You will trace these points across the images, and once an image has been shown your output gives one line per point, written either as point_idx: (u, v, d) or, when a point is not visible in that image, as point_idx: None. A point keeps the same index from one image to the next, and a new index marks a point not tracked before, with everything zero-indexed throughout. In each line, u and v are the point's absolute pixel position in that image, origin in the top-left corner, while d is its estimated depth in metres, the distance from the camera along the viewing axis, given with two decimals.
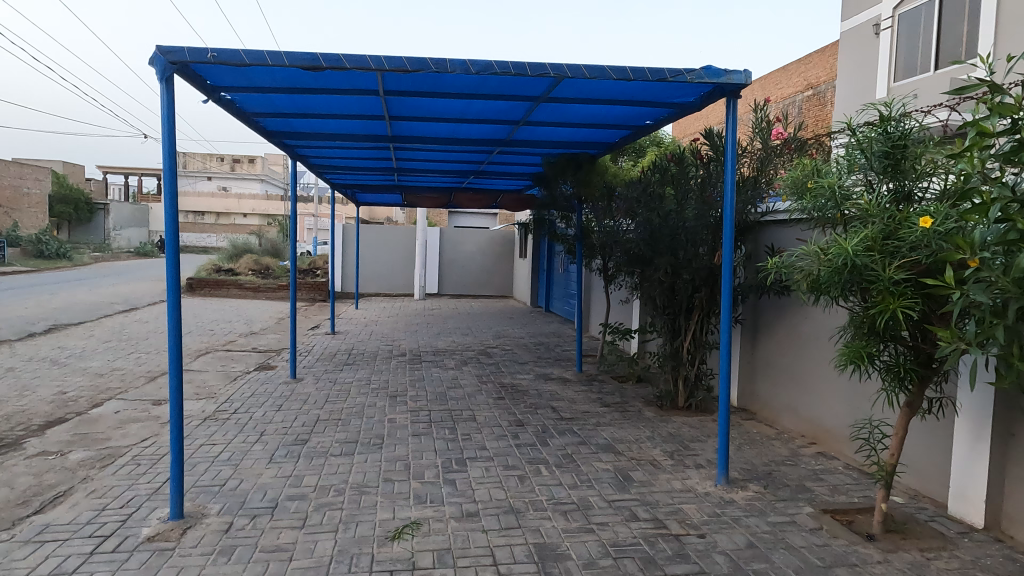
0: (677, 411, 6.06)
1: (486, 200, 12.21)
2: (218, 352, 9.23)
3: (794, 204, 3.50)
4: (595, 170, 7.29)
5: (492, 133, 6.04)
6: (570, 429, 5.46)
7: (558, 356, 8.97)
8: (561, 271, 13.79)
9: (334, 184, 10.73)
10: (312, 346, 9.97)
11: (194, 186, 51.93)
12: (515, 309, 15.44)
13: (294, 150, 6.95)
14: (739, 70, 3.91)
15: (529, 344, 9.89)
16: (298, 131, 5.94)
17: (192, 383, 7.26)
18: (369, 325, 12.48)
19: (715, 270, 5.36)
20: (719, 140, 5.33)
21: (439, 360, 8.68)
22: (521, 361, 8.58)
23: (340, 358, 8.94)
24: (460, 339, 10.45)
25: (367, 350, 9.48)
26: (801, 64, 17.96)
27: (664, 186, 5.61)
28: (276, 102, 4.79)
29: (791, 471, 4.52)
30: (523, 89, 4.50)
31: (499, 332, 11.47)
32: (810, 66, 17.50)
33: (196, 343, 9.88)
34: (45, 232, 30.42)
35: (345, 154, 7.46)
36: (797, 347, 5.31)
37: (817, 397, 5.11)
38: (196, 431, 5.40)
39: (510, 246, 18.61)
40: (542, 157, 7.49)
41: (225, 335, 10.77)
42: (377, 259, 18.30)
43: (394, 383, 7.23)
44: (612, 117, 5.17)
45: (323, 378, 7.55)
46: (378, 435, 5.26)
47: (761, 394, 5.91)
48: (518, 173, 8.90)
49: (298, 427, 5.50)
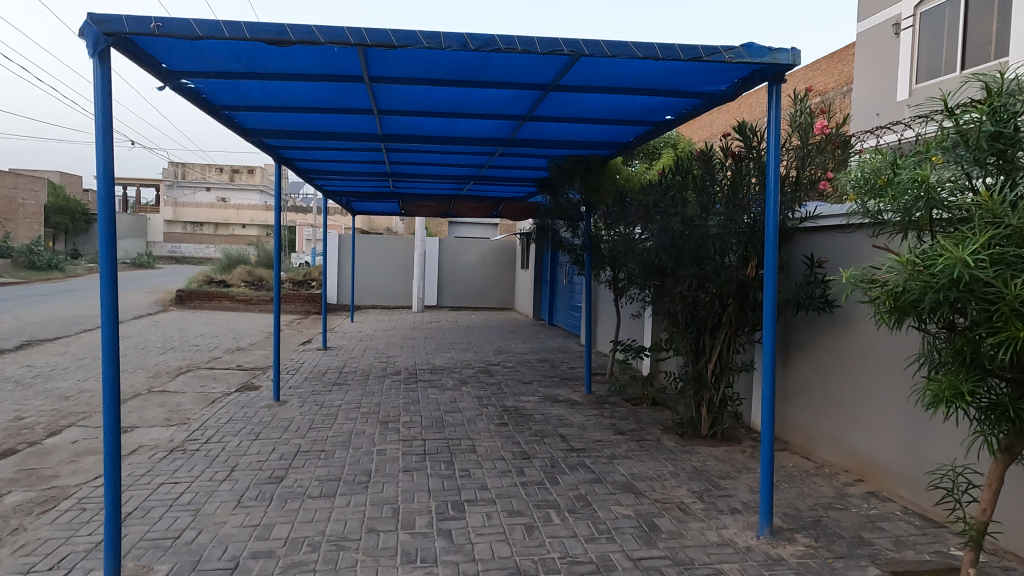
0: (700, 440, 5.43)
1: (487, 208, 11.63)
2: (199, 370, 8.59)
3: (863, 205, 2.86)
4: (605, 172, 6.69)
5: (493, 130, 5.47)
6: (582, 463, 4.82)
7: (564, 374, 8.34)
8: (566, 282, 13.20)
9: (326, 191, 10.13)
10: (301, 363, 9.33)
11: (193, 197, 51.49)
12: (517, 323, 14.81)
13: (278, 152, 6.38)
14: (785, 48, 3.31)
15: (532, 362, 9.28)
16: (279, 128, 5.37)
17: (165, 407, 6.63)
18: (364, 340, 11.84)
19: (746, 283, 4.73)
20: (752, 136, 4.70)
21: (436, 379, 8.05)
22: (525, 380, 7.96)
23: (329, 377, 8.32)
24: (459, 356, 9.83)
25: (359, 368, 8.85)
26: (810, 70, 17.47)
27: (687, 190, 4.99)
28: (247, 91, 4.20)
29: (842, 518, 3.88)
30: (530, 74, 3.91)
31: (501, 347, 10.84)
32: (819, 73, 17.00)
33: (177, 361, 9.25)
34: (37, 242, 29.86)
35: (333, 156, 6.87)
36: (841, 370, 4.67)
37: (866, 428, 4.47)
38: (158, 466, 4.77)
39: (511, 257, 18.03)
40: (548, 159, 6.89)
41: (210, 351, 10.14)
42: (373, 271, 17.69)
43: (386, 406, 6.61)
44: (629, 110, 4.61)
45: (309, 401, 6.91)
46: (365, 471, 4.62)
47: (794, 422, 5.27)
48: (521, 178, 8.32)
49: (274, 461, 4.86)
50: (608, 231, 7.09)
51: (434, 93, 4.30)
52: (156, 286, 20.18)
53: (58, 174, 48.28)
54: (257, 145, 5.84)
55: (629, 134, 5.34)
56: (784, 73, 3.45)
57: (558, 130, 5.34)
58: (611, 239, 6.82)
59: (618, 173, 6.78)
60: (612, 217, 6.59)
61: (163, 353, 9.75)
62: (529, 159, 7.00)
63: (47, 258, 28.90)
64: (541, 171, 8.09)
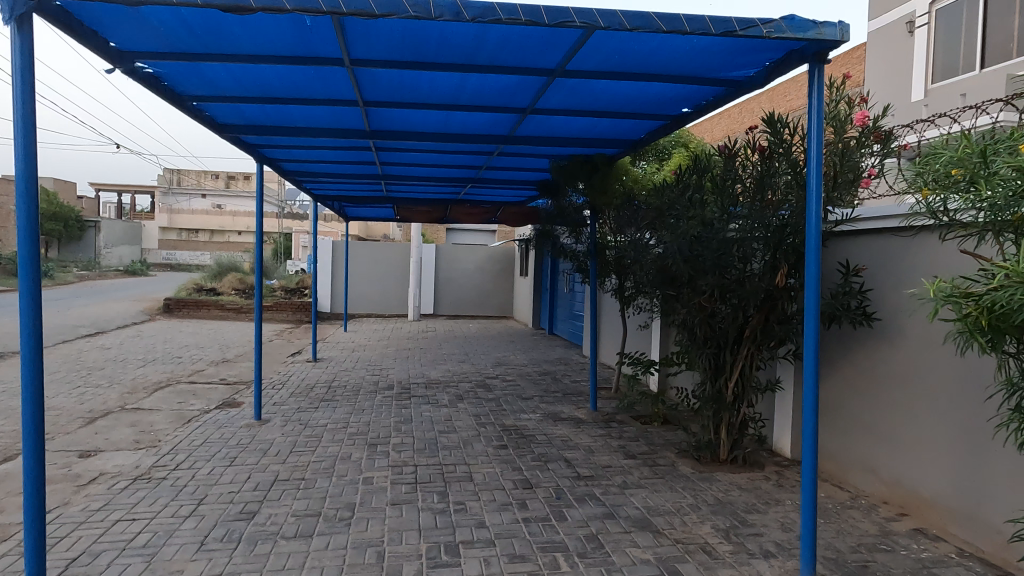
0: (719, 466, 4.94)
1: (484, 212, 11.16)
2: (179, 385, 8.07)
3: (948, 199, 2.36)
4: (611, 173, 6.19)
5: (491, 125, 5.00)
6: (591, 494, 4.33)
7: (567, 389, 7.85)
8: (567, 290, 12.73)
9: (315, 195, 9.65)
10: (288, 376, 8.83)
11: (188, 203, 51.01)
12: (516, 332, 14.30)
13: (258, 152, 5.91)
14: (833, 22, 2.85)
15: (533, 375, 8.79)
16: (255, 124, 4.90)
17: (136, 426, 6.12)
18: (356, 351, 11.33)
19: (773, 293, 4.24)
20: (784, 129, 4.19)
21: (430, 394, 7.55)
22: (525, 396, 7.47)
23: (317, 392, 7.82)
24: (455, 368, 9.33)
25: (350, 382, 8.35)
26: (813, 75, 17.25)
27: (707, 191, 4.51)
28: (213, 77, 3.74)
29: (893, 563, 3.40)
30: (533, 55, 3.44)
31: (499, 358, 10.35)
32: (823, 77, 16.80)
33: (157, 374, 8.73)
34: (26, 249, 29.27)
35: (319, 156, 6.40)
36: (881, 391, 4.20)
37: (909, 457, 4.00)
38: (117, 498, 4.26)
39: (510, 264, 17.57)
40: (551, 159, 6.43)
41: (193, 364, 9.62)
42: (368, 278, 17.19)
43: (376, 426, 6.11)
44: (642, 101, 4.16)
45: (293, 419, 6.40)
46: (348, 505, 4.12)
47: (823, 447, 4.78)
48: (521, 181, 7.86)
49: (248, 492, 4.36)
50: (615, 236, 6.60)
51: (425, 79, 3.84)
52: (145, 295, 19.64)
53: (51, 180, 47.68)
54: (234, 144, 5.38)
55: (641, 130, 4.89)
56: (827, 51, 3.00)
57: (563, 126, 4.89)
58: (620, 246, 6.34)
59: (625, 173, 6.27)
60: (620, 221, 6.11)
61: (143, 366, 9.22)
62: (530, 160, 6.55)
63: (35, 266, 28.31)
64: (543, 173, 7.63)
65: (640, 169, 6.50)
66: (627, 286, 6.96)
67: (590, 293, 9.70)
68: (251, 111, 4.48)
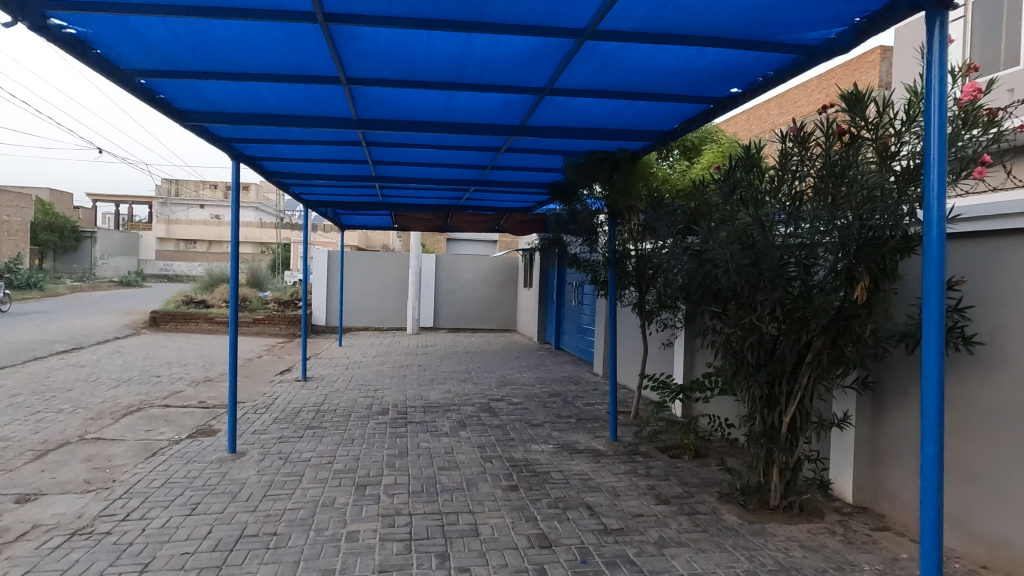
0: (770, 515, 4.15)
1: (487, 221, 10.41)
2: (151, 410, 7.29)
3: None
4: (632, 171, 5.42)
5: (501, 112, 4.29)
6: (623, 556, 3.55)
7: (581, 414, 7.06)
8: (575, 302, 11.99)
9: (303, 198, 8.91)
10: (274, 398, 8.05)
11: (186, 214, 50.40)
12: (520, 346, 13.50)
13: (232, 148, 5.21)
14: None
15: (542, 397, 8.01)
16: (224, 110, 4.25)
17: (91, 462, 5.34)
18: (350, 368, 10.55)
19: (845, 311, 3.48)
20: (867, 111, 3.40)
21: (429, 420, 6.77)
22: (535, 423, 6.68)
23: (303, 417, 7.03)
24: (457, 389, 8.56)
25: (340, 406, 7.57)
26: (824, 79, 17.71)
27: (763, 189, 3.76)
28: (162, 38, 3.09)
29: None
30: (561, 4, 2.75)
31: (504, 377, 9.56)
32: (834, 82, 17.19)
33: (129, 397, 7.94)
34: (17, 260, 28.63)
35: (303, 152, 5.68)
36: (973, 427, 3.46)
37: (1011, 510, 3.25)
38: (43, 564, 3.48)
39: (513, 275, 16.84)
40: (567, 157, 5.67)
41: (172, 383, 8.85)
42: (365, 290, 16.42)
43: (366, 461, 5.33)
44: (688, 77, 3.52)
45: (273, 452, 5.62)
46: (326, 572, 3.34)
47: (894, 492, 4.02)
48: (529, 183, 7.15)
49: (205, 554, 3.58)
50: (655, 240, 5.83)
51: (419, 41, 3.17)
52: (133, 308, 18.86)
53: (48, 190, 47.09)
54: (202, 135, 4.68)
55: (679, 115, 4.20)
56: None
57: (586, 113, 4.24)
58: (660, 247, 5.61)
59: (651, 170, 5.49)
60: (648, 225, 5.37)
61: (115, 387, 8.44)
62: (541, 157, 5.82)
63: (25, 277, 27.57)
64: (555, 174, 6.92)
65: (666, 166, 5.73)
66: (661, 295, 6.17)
67: (605, 306, 8.94)
68: (211, 90, 3.81)
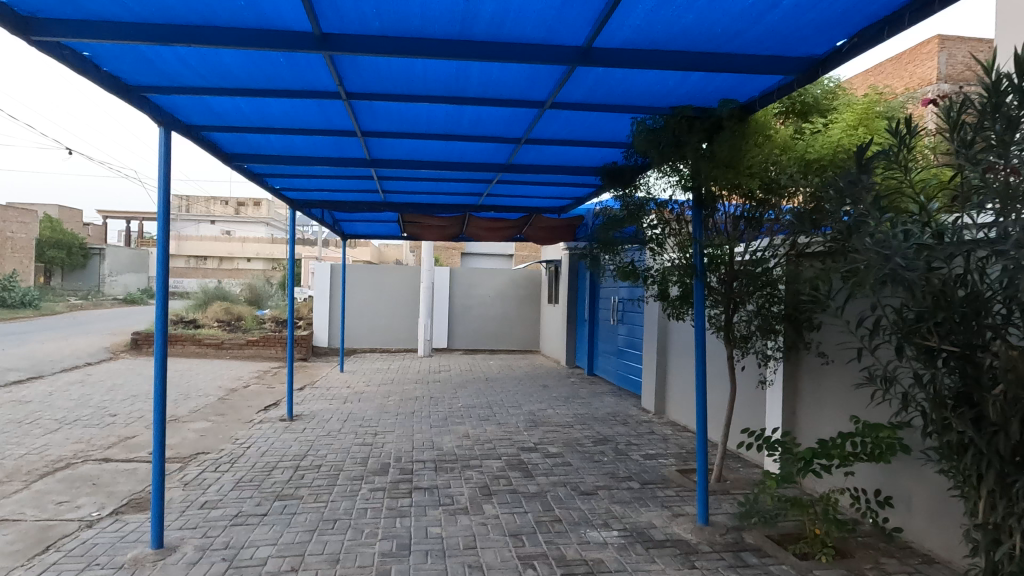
0: None
1: (510, 224, 8.69)
2: (81, 467, 5.60)
3: None
4: (744, 134, 3.65)
5: (562, 8, 2.59)
6: None
7: (645, 475, 5.28)
8: (613, 321, 10.23)
9: (288, 198, 7.29)
10: (245, 448, 6.34)
11: (198, 231, 49.63)
12: (548, 372, 11.73)
13: (153, 105, 3.58)
14: None
15: (588, 447, 6.23)
16: (105, 12, 2.60)
17: None
18: (349, 402, 8.78)
19: None
20: None
21: (442, 484, 5.03)
22: (587, 491, 4.90)
23: (275, 478, 5.31)
24: (477, 433, 6.80)
25: (326, 460, 5.83)
26: (871, 73, 15.96)
27: None
28: None
29: None
30: None
31: (534, 414, 7.78)
32: (883, 75, 15.41)
33: (62, 447, 6.24)
34: (14, 274, 27.35)
35: (266, 114, 4.03)
36: None
37: None
38: None
39: (535, 290, 15.11)
40: (645, 119, 3.94)
41: (125, 426, 7.14)
42: (371, 308, 14.73)
43: (348, 566, 3.59)
44: None
45: (217, 546, 3.89)
46: None
47: None
48: (574, 167, 5.44)
49: None
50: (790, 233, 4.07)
51: None
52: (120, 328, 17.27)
53: (55, 207, 46.22)
54: (85, 67, 3.02)
55: (876, 9, 2.57)
56: None
57: (709, 7, 2.60)
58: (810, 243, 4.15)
59: (768, 129, 3.73)
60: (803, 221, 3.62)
61: (51, 433, 6.76)
62: (602, 120, 4.12)
63: (19, 294, 26.20)
64: (610, 154, 5.26)
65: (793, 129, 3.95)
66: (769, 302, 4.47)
67: (676, 327, 7.17)
68: None
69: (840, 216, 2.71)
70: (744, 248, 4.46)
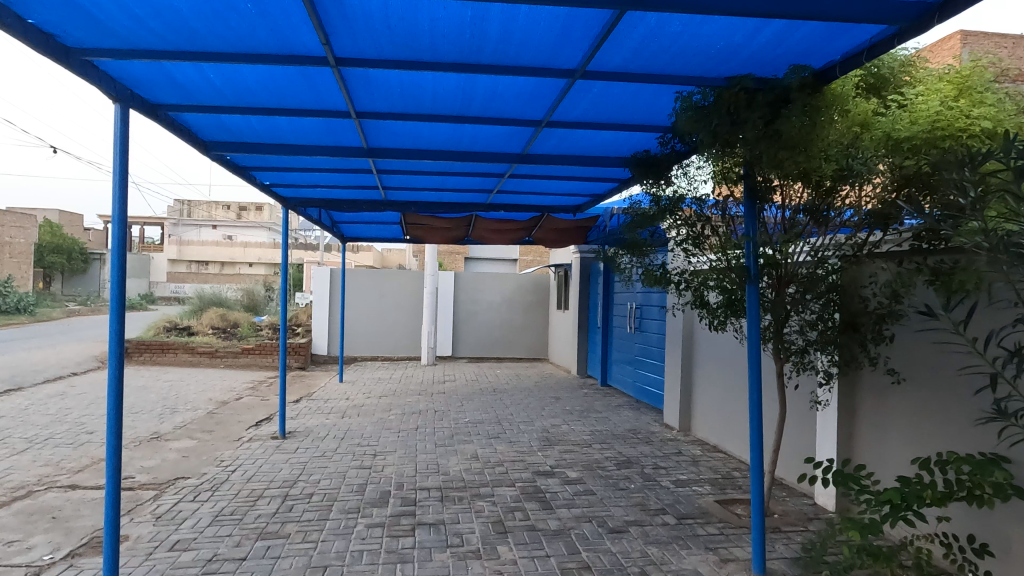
0: None
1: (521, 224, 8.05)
2: (43, 496, 4.98)
3: None
4: (817, 108, 2.99)
5: None
6: None
7: (680, 507, 4.63)
8: (630, 328, 9.55)
9: (280, 194, 6.68)
10: (230, 471, 5.72)
11: (199, 236, 49.12)
12: (559, 382, 11.08)
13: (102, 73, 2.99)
14: None
15: (611, 470, 5.59)
16: None
17: None
18: (347, 417, 8.15)
19: None
20: None
21: (449, 518, 4.41)
22: (616, 527, 4.26)
23: (260, 509, 4.69)
24: (487, 454, 6.16)
25: (318, 487, 5.20)
26: None
27: None
28: None
29: None
30: None
31: (547, 431, 7.13)
32: None
33: (28, 471, 5.63)
34: (8, 280, 26.79)
35: (240, 90, 3.41)
36: None
37: None
38: None
39: (544, 295, 14.47)
40: (695, 94, 3.30)
41: (102, 445, 6.53)
42: (372, 314, 14.10)
43: None
44: None
45: None
46: None
47: None
48: (600, 158, 4.80)
49: None
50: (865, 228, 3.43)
51: None
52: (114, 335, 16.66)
53: (55, 212, 45.75)
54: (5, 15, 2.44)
55: None
56: None
57: None
58: (886, 239, 3.63)
59: (845, 104, 3.09)
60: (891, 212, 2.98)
61: (19, 453, 6.15)
62: (640, 95, 3.50)
63: (14, 300, 25.63)
64: (641, 143, 4.62)
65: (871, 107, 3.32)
66: (828, 310, 3.78)
67: (706, 337, 6.52)
68: None
69: (972, 203, 2.04)
70: (803, 248, 3.79)
